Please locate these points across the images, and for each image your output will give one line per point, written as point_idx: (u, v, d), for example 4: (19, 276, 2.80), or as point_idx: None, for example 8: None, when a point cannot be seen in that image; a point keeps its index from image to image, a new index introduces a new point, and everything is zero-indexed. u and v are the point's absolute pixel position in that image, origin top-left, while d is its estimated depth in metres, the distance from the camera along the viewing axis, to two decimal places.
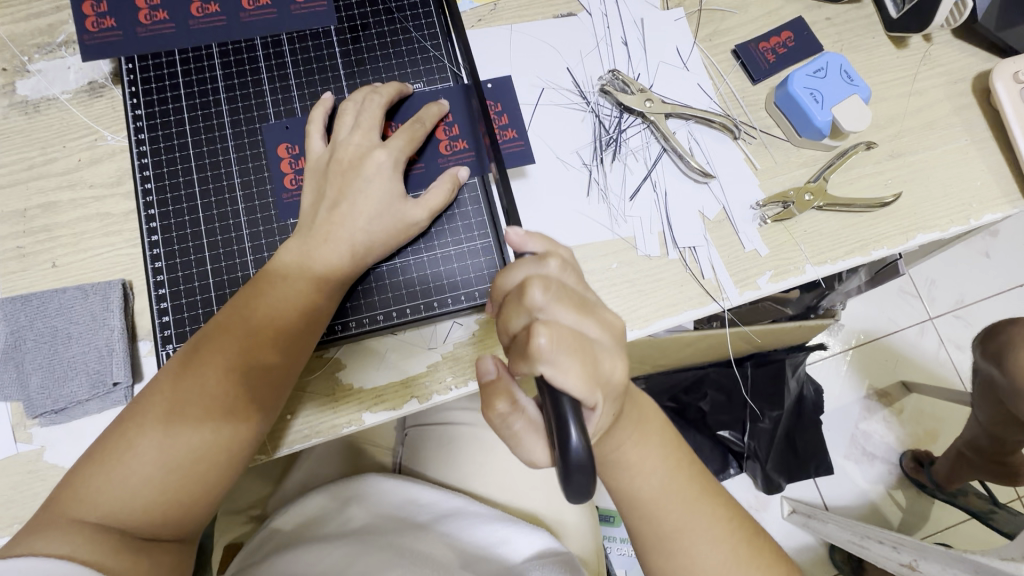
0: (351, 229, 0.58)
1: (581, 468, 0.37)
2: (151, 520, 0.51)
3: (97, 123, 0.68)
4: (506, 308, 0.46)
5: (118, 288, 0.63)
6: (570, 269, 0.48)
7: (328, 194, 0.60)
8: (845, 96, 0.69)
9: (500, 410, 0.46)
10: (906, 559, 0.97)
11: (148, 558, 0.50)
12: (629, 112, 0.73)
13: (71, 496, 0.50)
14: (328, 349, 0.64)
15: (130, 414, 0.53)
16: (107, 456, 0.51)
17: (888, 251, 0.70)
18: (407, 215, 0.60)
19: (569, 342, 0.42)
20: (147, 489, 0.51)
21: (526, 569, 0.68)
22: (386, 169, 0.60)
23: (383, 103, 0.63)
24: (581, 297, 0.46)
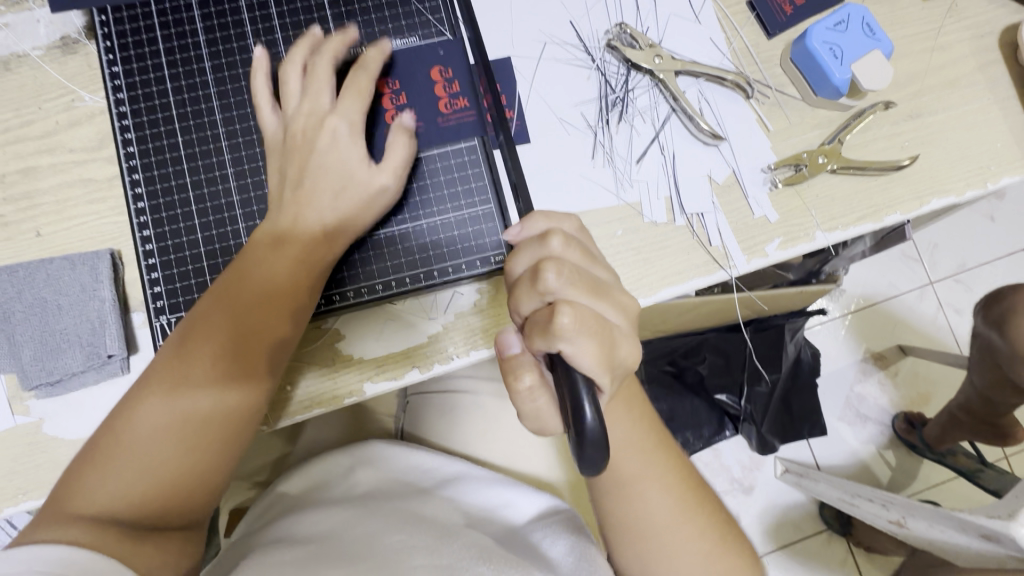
0: (320, 208, 0.56)
1: (595, 449, 0.39)
2: (154, 509, 0.50)
3: (72, 82, 0.65)
4: (517, 288, 0.47)
5: (107, 259, 0.61)
6: (573, 245, 0.47)
7: (290, 173, 0.57)
8: (866, 52, 0.65)
9: (527, 384, 0.45)
10: (895, 516, 0.99)
11: (155, 544, 0.48)
12: (636, 69, 0.69)
13: (65, 500, 0.49)
14: (325, 320, 0.63)
15: (116, 414, 0.52)
16: (98, 455, 0.50)
17: (900, 217, 0.68)
18: (371, 182, 0.57)
19: (592, 324, 0.43)
20: (146, 481, 0.50)
21: (532, 529, 0.69)
22: (335, 143, 0.57)
23: (371, 75, 0.59)
24: (593, 277, 0.46)
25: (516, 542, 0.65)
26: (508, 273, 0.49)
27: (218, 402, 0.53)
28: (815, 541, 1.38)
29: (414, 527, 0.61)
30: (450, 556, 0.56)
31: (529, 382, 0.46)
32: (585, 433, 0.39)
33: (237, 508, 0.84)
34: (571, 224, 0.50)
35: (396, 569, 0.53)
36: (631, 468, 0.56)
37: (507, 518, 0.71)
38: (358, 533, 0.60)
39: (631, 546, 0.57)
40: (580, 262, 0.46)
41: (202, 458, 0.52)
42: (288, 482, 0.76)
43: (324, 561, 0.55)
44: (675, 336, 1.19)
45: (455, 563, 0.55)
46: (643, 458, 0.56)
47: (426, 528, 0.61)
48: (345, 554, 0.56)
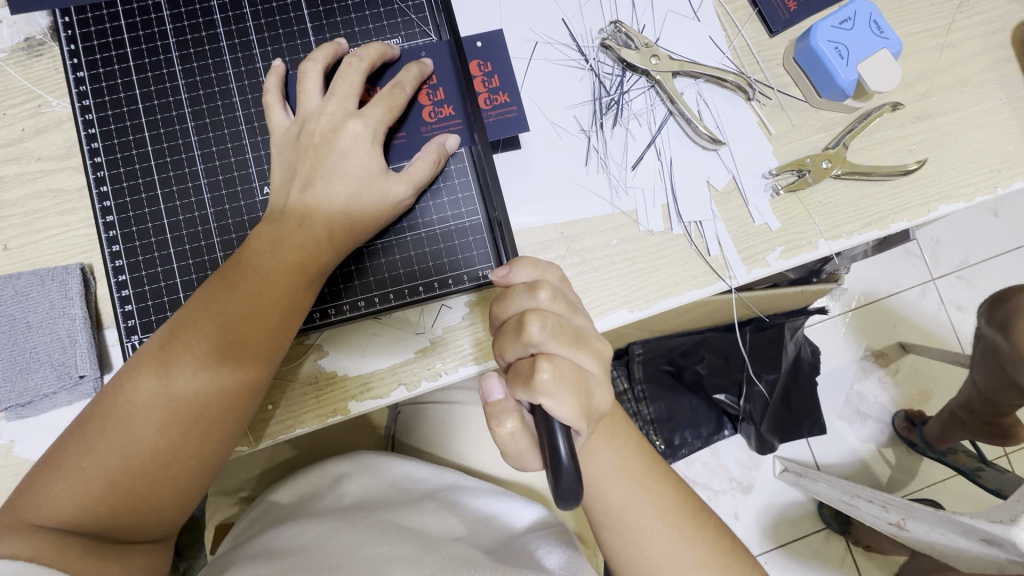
0: (330, 211, 0.53)
1: (571, 482, 0.37)
2: (120, 522, 0.49)
3: (38, 87, 0.61)
4: (501, 337, 0.46)
5: (77, 274, 0.58)
6: (560, 298, 0.46)
7: (300, 172, 0.54)
8: (873, 51, 0.62)
9: (509, 429, 0.43)
10: (894, 519, 0.98)
11: (117, 562, 0.48)
12: (632, 70, 0.65)
13: (32, 499, 0.47)
14: (308, 335, 0.60)
15: (93, 412, 0.50)
16: (70, 457, 0.49)
17: (907, 224, 0.65)
18: (389, 191, 0.54)
19: (572, 378, 0.42)
20: (113, 492, 0.48)
21: (529, 538, 0.65)
22: (363, 143, 0.54)
23: (364, 70, 0.56)
24: (575, 328, 0.46)
25: (511, 550, 0.62)
26: (494, 317, 0.48)
27: (193, 420, 0.50)
28: (814, 542, 1.37)
29: (394, 536, 0.59)
30: (434, 566, 0.54)
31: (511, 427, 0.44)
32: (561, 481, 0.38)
33: (223, 523, 0.82)
34: (555, 273, 0.49)
35: None
36: (626, 490, 0.54)
37: (499, 527, 0.68)
38: (336, 544, 0.58)
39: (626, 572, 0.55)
40: (564, 314, 0.46)
41: (171, 476, 0.50)
42: (280, 491, 0.74)
43: None
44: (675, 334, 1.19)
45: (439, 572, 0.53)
46: (637, 482, 0.55)
47: (406, 538, 0.59)
48: (319, 566, 0.54)
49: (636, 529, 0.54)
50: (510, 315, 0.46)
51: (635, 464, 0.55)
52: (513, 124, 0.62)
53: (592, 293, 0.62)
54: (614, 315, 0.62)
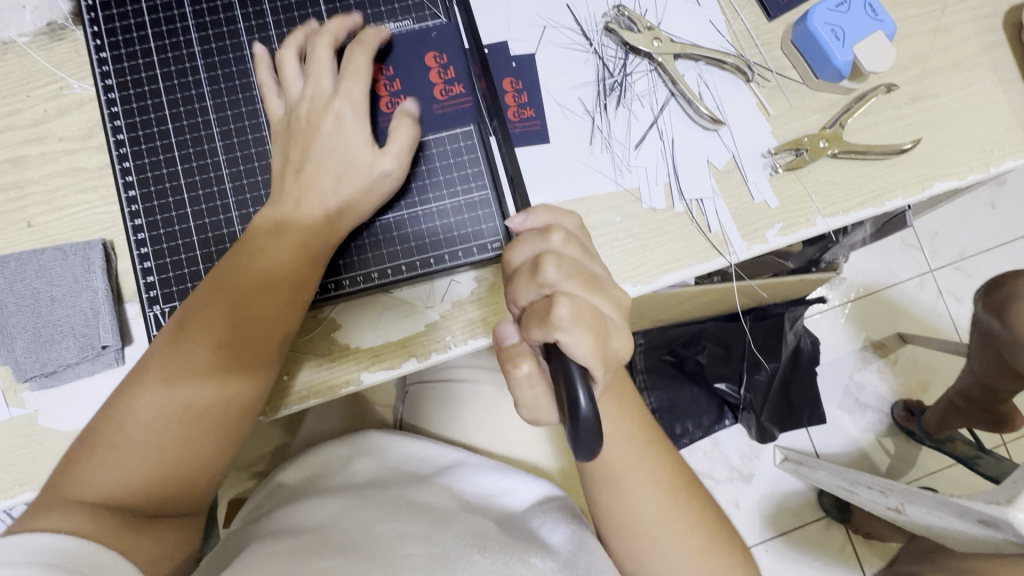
0: (328, 190, 0.55)
1: (589, 433, 0.39)
2: (152, 496, 0.50)
3: (60, 69, 0.63)
4: (517, 281, 0.47)
5: (100, 248, 0.60)
6: (573, 242, 0.47)
7: (293, 157, 0.56)
8: (868, 33, 0.64)
9: (524, 371, 0.45)
10: (893, 503, 0.99)
11: (149, 535, 0.48)
12: (635, 52, 0.68)
13: (66, 479, 0.49)
14: (323, 309, 0.62)
15: (116, 396, 0.52)
16: (98, 438, 0.50)
17: (901, 202, 0.67)
18: (397, 169, 0.57)
19: (588, 317, 0.44)
20: (144, 466, 0.50)
21: (532, 514, 0.68)
22: (352, 124, 0.56)
23: (368, 52, 0.58)
24: (590, 273, 0.47)
25: (518, 527, 0.64)
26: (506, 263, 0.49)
27: (216, 391, 0.52)
28: (814, 529, 1.39)
29: (408, 515, 0.61)
30: (444, 544, 0.55)
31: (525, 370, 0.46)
32: (578, 425, 0.40)
33: (237, 498, 0.85)
34: (571, 222, 0.51)
35: (388, 556, 0.52)
36: (629, 457, 0.56)
37: (504, 506, 0.69)
38: (353, 522, 0.60)
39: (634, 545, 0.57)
40: (579, 258, 0.47)
41: (198, 448, 0.52)
42: (287, 473, 0.76)
43: (316, 550, 0.54)
44: (675, 326, 1.21)
45: (449, 551, 0.54)
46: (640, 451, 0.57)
47: (422, 516, 0.61)
48: (335, 544, 0.55)
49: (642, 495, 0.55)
50: (525, 260, 0.47)
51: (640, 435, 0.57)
52: (535, 137, 0.65)
53: None
54: (618, 290, 0.64)
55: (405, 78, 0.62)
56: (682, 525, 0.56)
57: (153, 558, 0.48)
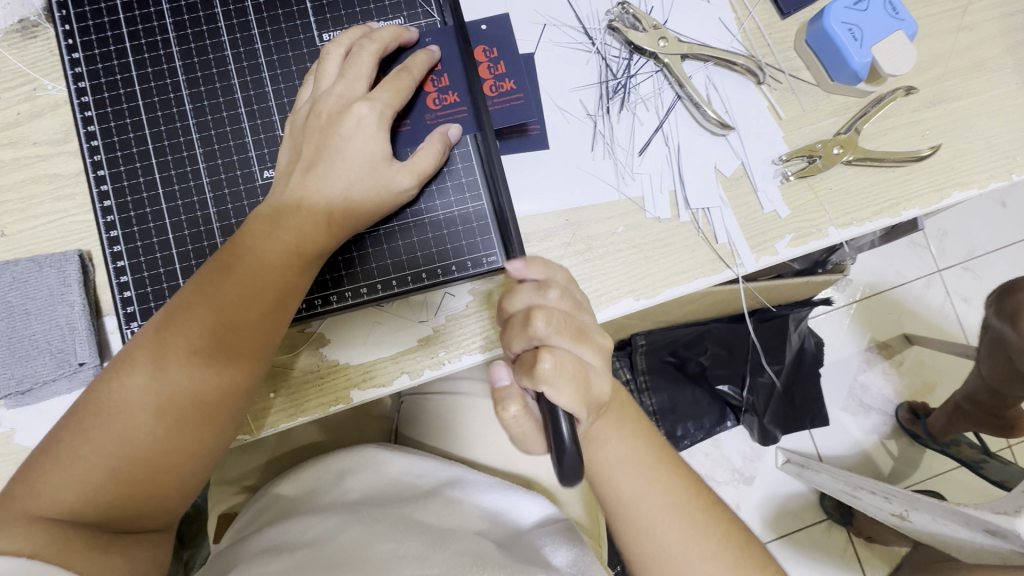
0: (327, 194, 0.52)
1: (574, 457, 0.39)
2: (121, 512, 0.48)
3: (33, 70, 0.60)
4: (507, 329, 0.45)
5: (75, 260, 0.57)
6: (568, 295, 0.45)
7: (305, 154, 0.53)
8: (887, 33, 0.60)
9: (512, 414, 0.44)
10: (898, 510, 0.97)
11: (121, 553, 0.47)
12: (639, 52, 0.64)
13: (30, 490, 0.47)
14: (310, 324, 0.59)
15: (88, 402, 0.49)
16: (67, 447, 0.48)
17: (919, 211, 0.64)
18: (393, 180, 0.53)
19: (572, 370, 0.42)
20: (112, 480, 0.48)
21: (535, 536, 0.65)
22: (369, 125, 0.52)
23: (377, 52, 0.54)
24: (579, 323, 0.45)
25: (517, 545, 0.62)
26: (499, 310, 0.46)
27: (192, 406, 0.49)
28: (816, 534, 1.37)
29: (404, 533, 0.58)
30: (441, 565, 0.53)
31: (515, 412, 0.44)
32: (560, 462, 0.39)
33: (225, 513, 0.82)
34: (564, 276, 0.48)
35: None
36: (639, 484, 0.53)
37: (505, 523, 0.67)
38: (344, 541, 0.58)
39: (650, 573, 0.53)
40: (570, 310, 0.44)
41: (171, 463, 0.50)
42: (283, 484, 0.73)
43: (304, 573, 0.52)
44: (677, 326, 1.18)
45: (448, 572, 0.52)
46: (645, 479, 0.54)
47: (418, 534, 0.58)
48: (326, 564, 0.53)
49: (645, 522, 0.53)
50: (517, 308, 0.45)
51: (646, 461, 0.54)
52: (532, 143, 0.62)
53: (598, 282, 0.61)
54: (620, 304, 0.61)
55: (451, 70, 0.59)
56: (701, 551, 0.52)
57: None
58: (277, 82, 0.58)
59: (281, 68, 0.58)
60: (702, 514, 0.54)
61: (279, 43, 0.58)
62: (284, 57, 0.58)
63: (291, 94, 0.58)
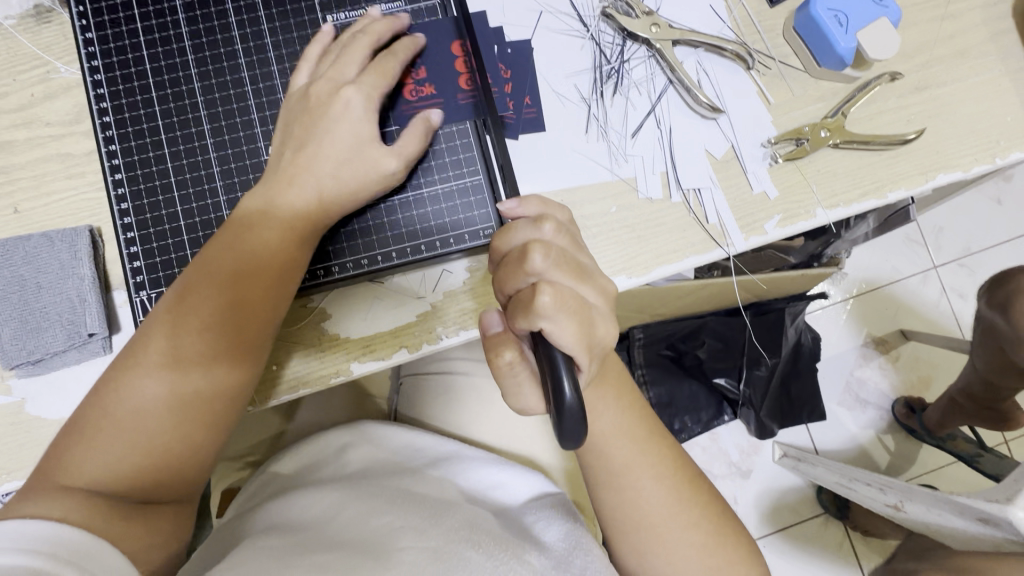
0: (333, 169, 0.54)
1: (574, 419, 0.39)
2: (143, 484, 0.50)
3: (47, 53, 0.62)
4: (505, 267, 0.46)
5: (86, 235, 0.59)
6: (563, 232, 0.47)
7: (297, 136, 0.55)
8: (872, 20, 0.62)
9: (506, 359, 0.45)
10: (892, 501, 0.98)
11: (143, 522, 0.48)
12: (632, 38, 0.66)
13: (56, 465, 0.48)
14: (311, 298, 0.61)
15: (104, 382, 0.51)
16: (88, 424, 0.49)
17: (904, 193, 0.66)
18: (381, 162, 0.55)
19: (573, 305, 0.43)
20: (133, 453, 0.49)
21: (527, 510, 0.66)
22: (356, 107, 0.55)
23: (370, 44, 0.57)
24: (578, 262, 0.46)
25: (510, 521, 0.63)
26: (495, 252, 0.48)
27: (206, 377, 0.51)
28: (812, 525, 1.38)
29: (399, 508, 0.59)
30: (438, 538, 0.54)
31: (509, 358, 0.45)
32: (563, 414, 0.39)
33: (228, 489, 0.84)
34: (563, 216, 0.51)
35: (382, 549, 0.51)
36: (629, 451, 0.55)
37: (500, 500, 0.68)
38: (346, 514, 0.59)
39: (640, 538, 0.55)
40: (568, 248, 0.46)
41: (187, 435, 0.51)
42: (282, 462, 0.75)
43: (308, 546, 0.53)
44: (674, 319, 1.18)
45: (444, 547, 0.52)
46: (639, 448, 0.55)
47: (416, 508, 0.60)
48: (327, 538, 0.55)
49: (636, 490, 0.55)
50: (513, 246, 0.47)
51: (636, 431, 0.56)
52: (526, 126, 0.64)
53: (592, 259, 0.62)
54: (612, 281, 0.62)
55: (441, 57, 0.62)
56: (686, 520, 0.54)
57: (142, 547, 0.48)
58: (282, 62, 0.60)
59: (286, 48, 0.61)
60: (687, 483, 0.56)
61: (285, 24, 0.61)
62: (289, 38, 0.61)
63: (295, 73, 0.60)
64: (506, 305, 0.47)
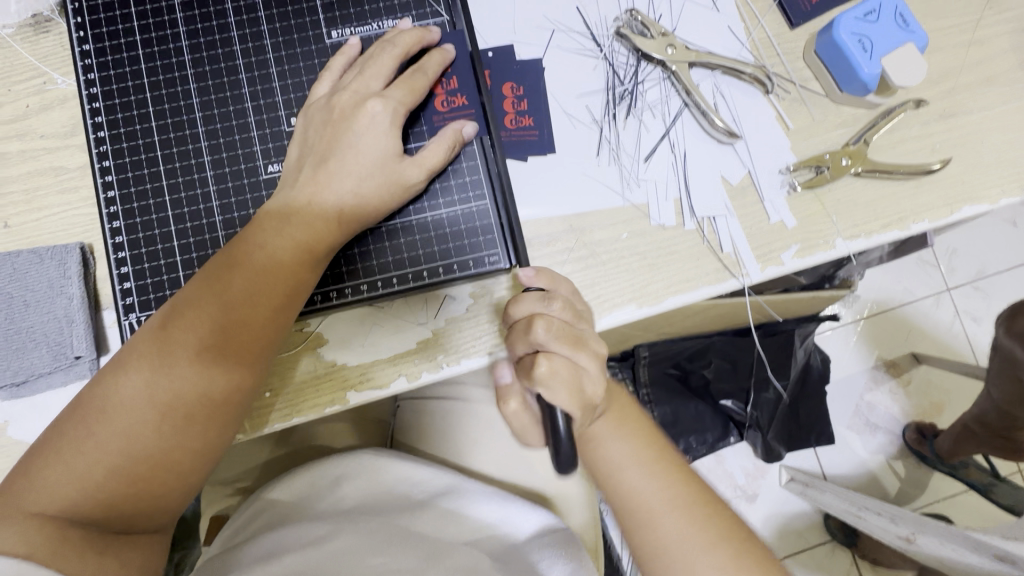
0: (339, 191, 0.52)
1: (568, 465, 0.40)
2: (121, 511, 0.47)
3: (44, 63, 0.61)
4: (512, 334, 0.46)
5: (76, 253, 0.57)
6: (569, 306, 0.46)
7: (318, 150, 0.53)
8: (897, 45, 0.60)
9: (511, 409, 0.47)
10: (904, 533, 0.94)
11: (116, 555, 0.46)
12: (647, 59, 0.64)
13: (30, 484, 0.45)
14: (309, 323, 0.59)
15: (91, 395, 0.48)
16: (70, 441, 0.47)
17: (928, 225, 0.63)
18: (404, 175, 0.53)
19: (567, 375, 0.43)
20: (113, 477, 0.46)
21: (531, 549, 0.64)
22: (381, 122, 0.52)
23: (399, 56, 0.55)
24: (579, 331, 0.45)
25: (514, 563, 0.61)
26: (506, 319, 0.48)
27: (198, 401, 0.48)
28: (820, 556, 1.34)
29: (403, 548, 0.57)
30: None
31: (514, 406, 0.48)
32: (557, 453, 0.42)
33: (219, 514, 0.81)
34: (567, 289, 0.50)
35: None
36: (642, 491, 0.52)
37: (503, 537, 0.66)
38: (349, 551, 0.56)
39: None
40: (569, 319, 0.46)
41: (173, 460, 0.48)
42: (276, 489, 0.72)
43: None
44: (679, 340, 1.15)
45: None
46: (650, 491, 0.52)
47: (415, 550, 0.57)
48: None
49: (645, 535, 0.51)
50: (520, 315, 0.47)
51: (645, 478, 0.52)
52: (533, 148, 0.61)
53: (600, 288, 0.60)
54: (622, 311, 0.60)
55: (460, 71, 0.59)
56: None
57: None
58: (284, 78, 0.58)
59: (289, 64, 0.59)
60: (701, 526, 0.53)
61: (288, 40, 0.59)
62: (292, 54, 0.59)
63: (298, 90, 0.58)
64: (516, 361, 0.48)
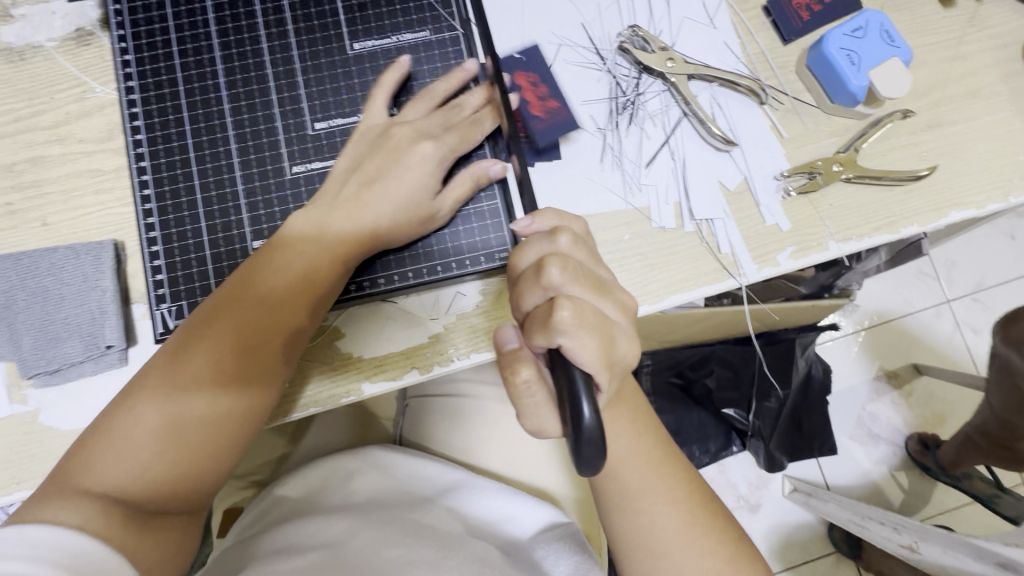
0: (377, 213, 0.57)
1: (592, 443, 0.38)
2: (160, 495, 0.49)
3: (84, 73, 0.65)
4: (521, 283, 0.47)
5: (110, 249, 0.61)
6: (580, 244, 0.48)
7: (364, 174, 0.58)
8: (884, 59, 0.65)
9: (523, 378, 0.46)
10: (906, 540, 0.94)
11: (154, 534, 0.47)
12: (648, 72, 0.68)
13: (77, 468, 0.48)
14: (328, 317, 0.62)
15: (137, 386, 0.51)
16: (115, 428, 0.49)
17: (917, 229, 0.66)
18: (429, 207, 0.59)
19: (592, 320, 0.44)
20: (157, 461, 0.49)
21: (537, 544, 0.66)
22: (427, 162, 0.58)
23: (439, 100, 0.62)
24: (597, 277, 0.47)
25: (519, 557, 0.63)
26: (512, 268, 0.49)
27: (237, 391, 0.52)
28: (824, 566, 1.34)
29: (415, 539, 0.59)
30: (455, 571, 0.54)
31: (526, 377, 0.46)
32: (581, 435, 0.39)
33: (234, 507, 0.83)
34: (579, 226, 0.52)
35: None
36: (644, 480, 0.54)
37: (507, 532, 0.67)
38: (360, 542, 0.58)
39: (653, 567, 0.53)
40: (585, 261, 0.47)
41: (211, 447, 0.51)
42: (288, 484, 0.74)
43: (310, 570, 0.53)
44: (685, 346, 1.17)
45: None
46: (652, 481, 0.54)
47: (428, 540, 0.59)
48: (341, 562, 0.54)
49: (646, 524, 0.53)
50: (530, 262, 0.47)
51: (647, 467, 0.55)
52: (541, 154, 0.65)
53: None
54: None
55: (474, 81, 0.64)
56: (698, 557, 0.53)
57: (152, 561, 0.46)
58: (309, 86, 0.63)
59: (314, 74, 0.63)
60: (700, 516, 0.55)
61: (314, 52, 0.63)
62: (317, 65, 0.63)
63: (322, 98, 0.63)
64: (522, 321, 0.48)
